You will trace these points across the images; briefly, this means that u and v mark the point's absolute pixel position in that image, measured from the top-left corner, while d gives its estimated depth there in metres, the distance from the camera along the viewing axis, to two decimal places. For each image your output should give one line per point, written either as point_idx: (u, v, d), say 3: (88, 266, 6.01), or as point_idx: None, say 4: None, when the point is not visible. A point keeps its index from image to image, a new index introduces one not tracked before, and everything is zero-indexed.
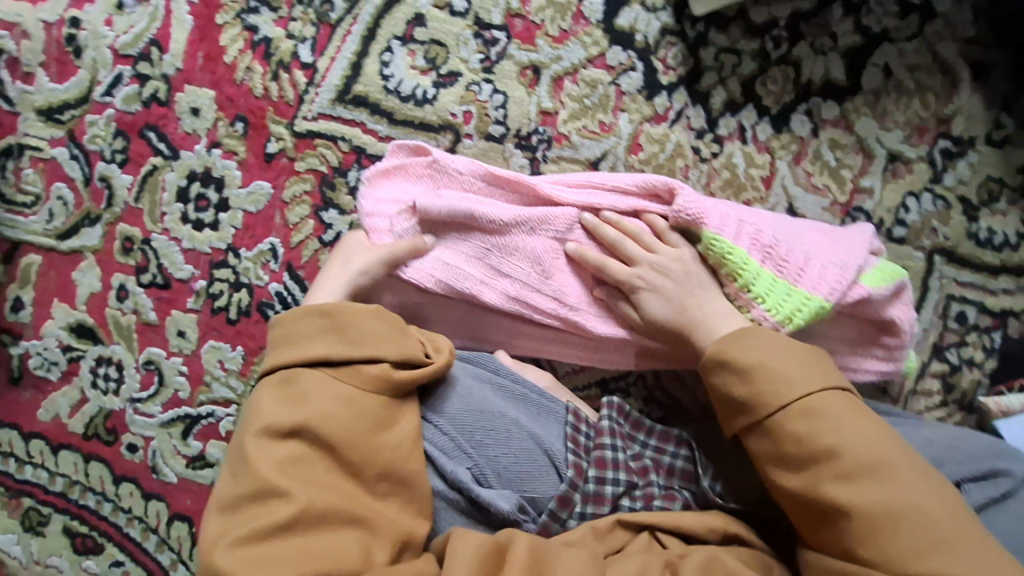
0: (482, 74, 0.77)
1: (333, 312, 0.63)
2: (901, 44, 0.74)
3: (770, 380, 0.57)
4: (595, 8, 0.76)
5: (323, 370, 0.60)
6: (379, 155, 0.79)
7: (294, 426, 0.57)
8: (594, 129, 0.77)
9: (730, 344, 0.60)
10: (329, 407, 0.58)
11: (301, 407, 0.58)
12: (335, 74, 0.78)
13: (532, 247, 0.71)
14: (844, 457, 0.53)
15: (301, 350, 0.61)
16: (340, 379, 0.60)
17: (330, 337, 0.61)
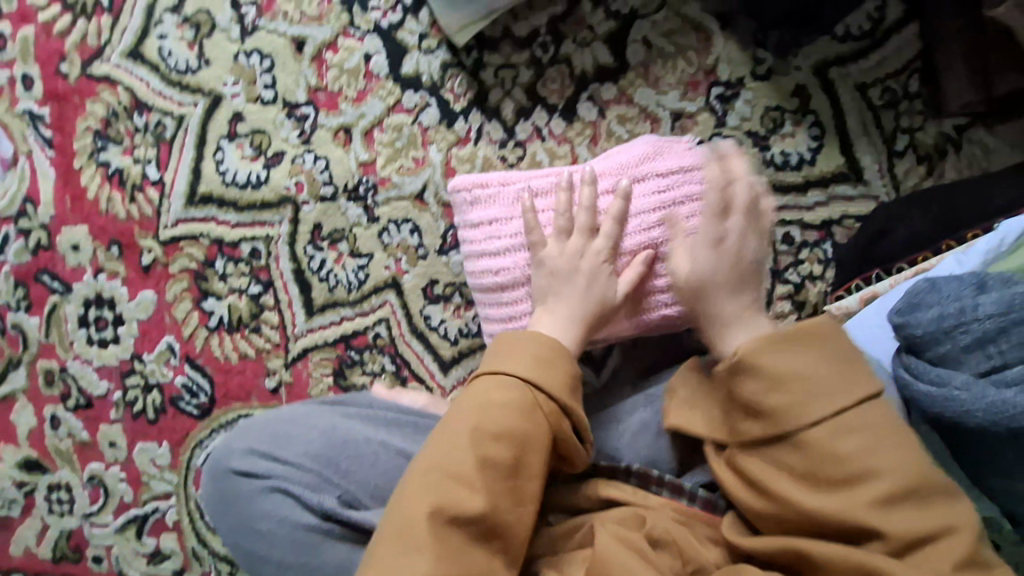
0: (303, 147, 0.87)
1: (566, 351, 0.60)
2: (650, 16, 0.83)
3: (807, 388, 0.52)
4: (381, 64, 0.85)
5: (519, 394, 0.56)
6: (236, 240, 0.88)
7: (471, 456, 0.54)
8: (409, 166, 0.86)
9: (777, 343, 0.54)
10: (511, 429, 0.55)
11: (475, 429, 0.55)
12: (180, 182, 0.88)
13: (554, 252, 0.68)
14: (877, 473, 0.49)
15: (556, 375, 0.58)
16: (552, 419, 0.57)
17: (519, 369, 0.57)
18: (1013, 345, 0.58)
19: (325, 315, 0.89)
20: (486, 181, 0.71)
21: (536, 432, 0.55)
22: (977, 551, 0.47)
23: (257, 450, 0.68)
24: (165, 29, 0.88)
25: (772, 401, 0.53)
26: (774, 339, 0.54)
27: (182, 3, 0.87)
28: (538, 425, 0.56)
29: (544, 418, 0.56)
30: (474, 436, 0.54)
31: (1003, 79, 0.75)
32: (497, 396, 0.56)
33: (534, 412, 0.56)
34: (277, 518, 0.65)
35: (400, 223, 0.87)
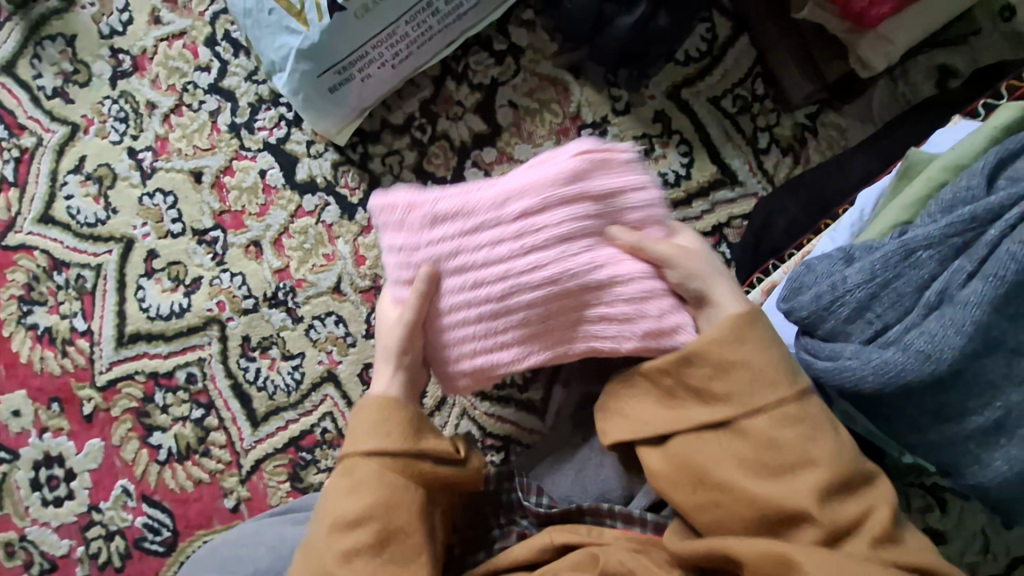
0: (218, 268, 0.90)
1: (393, 408, 0.61)
2: (511, 81, 0.91)
3: (750, 376, 0.56)
4: (276, 176, 0.91)
5: (365, 466, 0.59)
6: (171, 370, 0.91)
7: (336, 542, 0.57)
8: (321, 263, 0.90)
9: (723, 338, 0.58)
10: (362, 504, 0.57)
11: (333, 513, 0.58)
12: (108, 327, 0.91)
13: (468, 288, 0.65)
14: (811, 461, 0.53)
15: (379, 438, 0.60)
16: (397, 472, 0.59)
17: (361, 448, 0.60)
18: (886, 307, 0.62)
19: (270, 422, 0.90)
20: (394, 203, 0.65)
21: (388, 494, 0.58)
22: (900, 533, 0.50)
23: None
24: (71, 188, 0.93)
25: (717, 389, 0.57)
26: (721, 331, 0.58)
27: (83, 163, 0.93)
28: (393, 484, 0.58)
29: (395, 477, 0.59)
30: (334, 525, 0.57)
31: (830, 66, 0.85)
32: (348, 476, 0.59)
33: (384, 475, 0.59)
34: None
35: (324, 318, 0.90)
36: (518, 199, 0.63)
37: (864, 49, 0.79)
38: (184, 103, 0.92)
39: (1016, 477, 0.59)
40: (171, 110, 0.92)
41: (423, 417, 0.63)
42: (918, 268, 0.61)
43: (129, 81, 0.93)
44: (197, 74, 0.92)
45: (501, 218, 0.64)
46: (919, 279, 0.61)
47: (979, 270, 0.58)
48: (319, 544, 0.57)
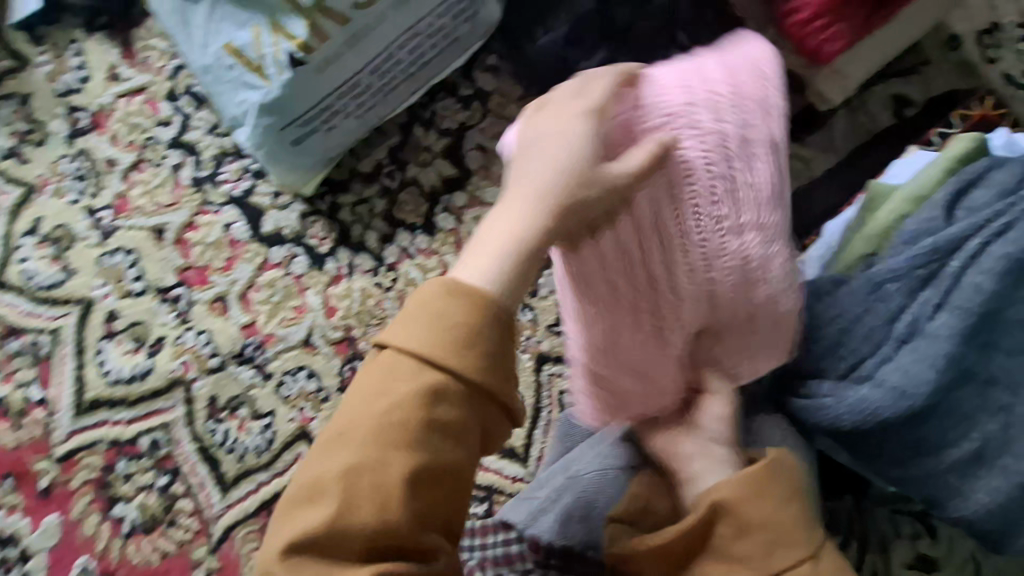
0: (183, 326, 0.87)
1: (489, 305, 0.38)
2: (479, 125, 0.90)
3: (771, 542, 0.44)
4: (242, 230, 0.89)
5: (428, 377, 0.37)
6: (134, 437, 0.86)
7: (375, 469, 0.36)
8: (291, 316, 0.87)
9: (739, 493, 0.45)
10: (426, 446, 0.37)
11: (377, 419, 0.37)
12: (66, 394, 0.87)
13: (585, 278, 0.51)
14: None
15: (467, 342, 0.38)
16: (475, 398, 0.38)
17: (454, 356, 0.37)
18: (857, 342, 0.62)
19: (241, 486, 0.86)
20: (678, 99, 0.48)
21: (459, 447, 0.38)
22: None
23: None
24: (26, 250, 0.89)
25: (737, 554, 0.45)
26: (741, 486, 0.45)
27: (39, 224, 0.89)
28: (473, 410, 0.39)
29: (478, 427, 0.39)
30: (378, 446, 0.36)
31: (791, 100, 0.85)
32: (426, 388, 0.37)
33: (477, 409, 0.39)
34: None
35: (295, 373, 0.87)
36: (751, 139, 0.49)
37: (820, 83, 0.81)
38: (145, 159, 0.90)
39: (1000, 509, 0.59)
40: (131, 167, 0.90)
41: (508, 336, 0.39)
42: (887, 300, 0.62)
43: (87, 139, 0.90)
44: (159, 129, 0.90)
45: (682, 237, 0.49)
46: (889, 311, 0.61)
47: (945, 301, 0.59)
48: (365, 429, 0.36)
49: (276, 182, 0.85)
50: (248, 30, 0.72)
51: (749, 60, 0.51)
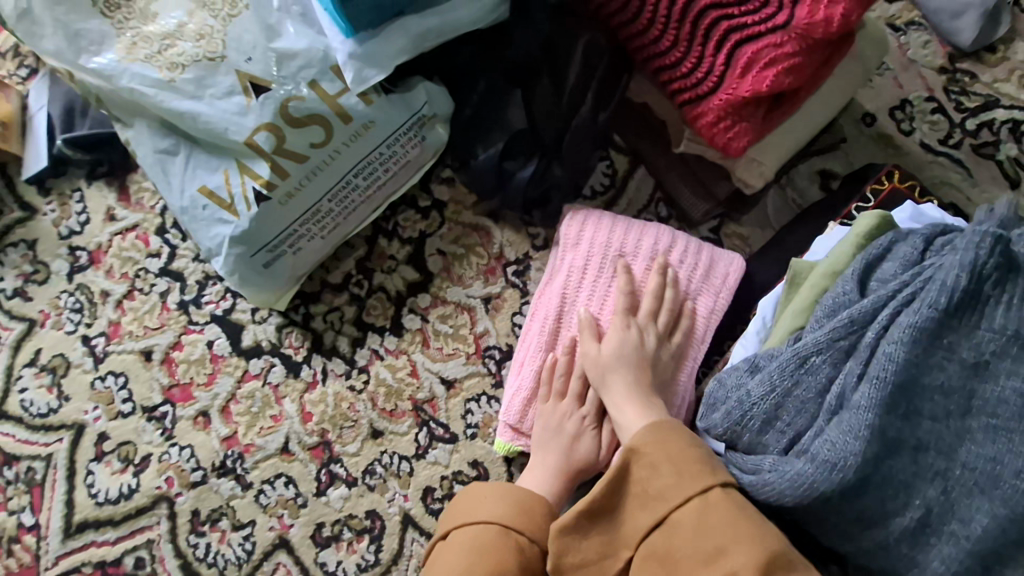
0: (168, 443, 0.92)
1: (507, 491, 0.77)
2: (438, 231, 0.98)
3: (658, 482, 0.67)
4: (224, 345, 0.95)
5: (483, 529, 0.74)
6: (118, 557, 0.89)
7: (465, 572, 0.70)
8: (268, 425, 0.92)
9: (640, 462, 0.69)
10: (507, 552, 0.72)
11: (468, 548, 0.72)
12: (55, 518, 0.91)
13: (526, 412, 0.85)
14: (733, 555, 0.60)
15: (497, 511, 0.75)
16: (511, 531, 0.73)
17: (532, 517, 0.75)
18: (792, 415, 0.64)
19: None
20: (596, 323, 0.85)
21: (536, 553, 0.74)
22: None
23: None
24: (25, 381, 0.96)
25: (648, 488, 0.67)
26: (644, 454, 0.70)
27: (39, 355, 0.97)
28: (505, 545, 0.72)
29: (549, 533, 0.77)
30: (476, 555, 0.71)
31: (718, 186, 0.92)
32: (512, 529, 0.74)
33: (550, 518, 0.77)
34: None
35: (273, 481, 0.90)
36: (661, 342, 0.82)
37: (740, 172, 0.87)
38: (137, 288, 0.98)
39: None
40: (124, 296, 0.98)
41: (525, 504, 0.76)
42: (815, 374, 0.64)
43: (85, 275, 1.00)
44: (150, 260, 0.99)
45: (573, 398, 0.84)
46: (818, 384, 0.64)
47: (865, 371, 0.61)
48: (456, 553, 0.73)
49: (250, 301, 0.92)
50: (219, 174, 0.83)
51: (696, 255, 0.86)
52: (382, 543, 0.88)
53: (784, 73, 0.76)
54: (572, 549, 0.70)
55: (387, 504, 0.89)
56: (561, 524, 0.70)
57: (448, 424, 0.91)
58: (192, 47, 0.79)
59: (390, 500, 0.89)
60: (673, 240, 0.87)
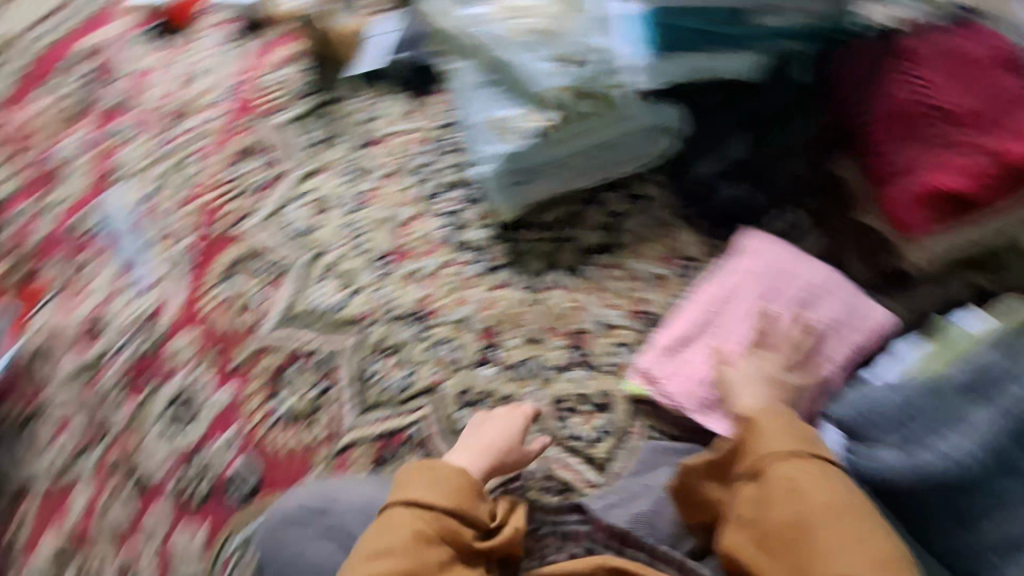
0: (379, 284, 1.17)
1: (426, 471, 0.82)
2: (636, 213, 1.19)
3: (756, 444, 0.78)
4: (445, 234, 1.21)
5: (400, 507, 0.79)
6: (312, 350, 1.13)
7: (379, 534, 0.77)
8: (456, 300, 1.15)
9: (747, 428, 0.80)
10: (412, 522, 0.77)
11: (383, 518, 0.79)
12: (279, 305, 1.17)
13: (657, 368, 1.01)
14: (814, 503, 0.71)
15: (412, 489, 0.80)
16: (422, 505, 0.79)
17: (440, 492, 0.80)
18: (919, 426, 0.76)
19: (373, 413, 1.08)
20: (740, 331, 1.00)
21: (452, 529, 0.79)
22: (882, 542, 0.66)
23: (295, 514, 0.90)
24: (295, 206, 1.27)
25: (750, 445, 0.79)
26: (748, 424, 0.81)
27: (311, 192, 1.28)
28: (411, 517, 0.78)
29: (468, 505, 0.81)
30: (386, 527, 0.78)
31: (882, 257, 1.08)
32: (418, 504, 0.79)
33: (465, 492, 0.81)
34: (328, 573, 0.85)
35: (445, 342, 1.11)
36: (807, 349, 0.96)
37: (910, 250, 1.04)
38: (398, 173, 1.28)
39: None
40: (387, 175, 1.28)
41: (452, 475, 0.82)
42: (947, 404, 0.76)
43: (366, 151, 1.31)
44: (414, 158, 1.29)
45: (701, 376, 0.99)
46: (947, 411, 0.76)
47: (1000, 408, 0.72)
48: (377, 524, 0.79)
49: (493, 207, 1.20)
50: (512, 109, 1.10)
51: (848, 295, 0.99)
52: None
53: (985, 181, 0.94)
54: (695, 489, 0.84)
55: (523, 396, 1.07)
56: (686, 467, 0.85)
57: (594, 355, 1.09)
58: (539, 20, 1.10)
59: (527, 394, 1.07)
60: (832, 277, 1.01)
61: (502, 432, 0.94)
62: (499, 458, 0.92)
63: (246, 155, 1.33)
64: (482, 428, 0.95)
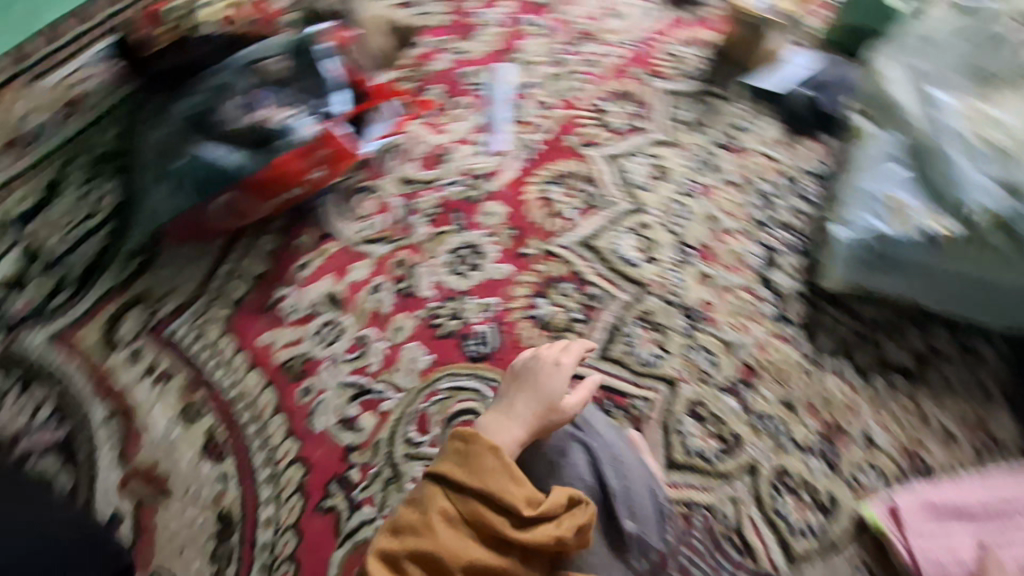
0: (675, 267, 1.19)
1: (468, 438, 0.83)
2: (957, 362, 1.09)
3: None
4: (757, 262, 1.20)
5: (433, 477, 0.82)
6: (591, 281, 1.18)
7: (418, 500, 0.81)
8: (737, 324, 1.13)
9: None
10: (445, 496, 0.80)
11: (421, 485, 0.83)
12: (585, 229, 1.23)
13: (907, 514, 0.94)
14: None
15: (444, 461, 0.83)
16: (454, 477, 0.80)
17: (470, 471, 0.80)
18: None
19: (612, 365, 1.10)
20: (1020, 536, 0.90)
21: (479, 509, 0.78)
22: None
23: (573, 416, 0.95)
24: (638, 160, 1.32)
25: None
26: None
27: (657, 158, 1.33)
28: (444, 492, 0.80)
29: (497, 486, 0.79)
30: (423, 492, 0.81)
31: None
32: (449, 479, 0.81)
33: (497, 475, 0.79)
34: (556, 468, 0.89)
35: (706, 351, 1.11)
36: None
37: None
38: (742, 187, 1.29)
39: None
40: (731, 182, 1.29)
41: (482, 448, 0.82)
42: None
43: (722, 153, 1.34)
44: (762, 183, 1.29)
45: (952, 550, 0.90)
46: None
47: None
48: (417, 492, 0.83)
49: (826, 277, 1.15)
50: (917, 202, 1.05)
51: None
52: (726, 458, 1.02)
53: None
54: None
55: (752, 445, 1.03)
56: None
57: (840, 458, 1.02)
58: (1004, 140, 1.03)
59: (756, 446, 1.03)
60: None
61: (537, 395, 0.91)
62: (542, 419, 0.90)
63: (620, 97, 1.42)
64: (512, 390, 0.93)
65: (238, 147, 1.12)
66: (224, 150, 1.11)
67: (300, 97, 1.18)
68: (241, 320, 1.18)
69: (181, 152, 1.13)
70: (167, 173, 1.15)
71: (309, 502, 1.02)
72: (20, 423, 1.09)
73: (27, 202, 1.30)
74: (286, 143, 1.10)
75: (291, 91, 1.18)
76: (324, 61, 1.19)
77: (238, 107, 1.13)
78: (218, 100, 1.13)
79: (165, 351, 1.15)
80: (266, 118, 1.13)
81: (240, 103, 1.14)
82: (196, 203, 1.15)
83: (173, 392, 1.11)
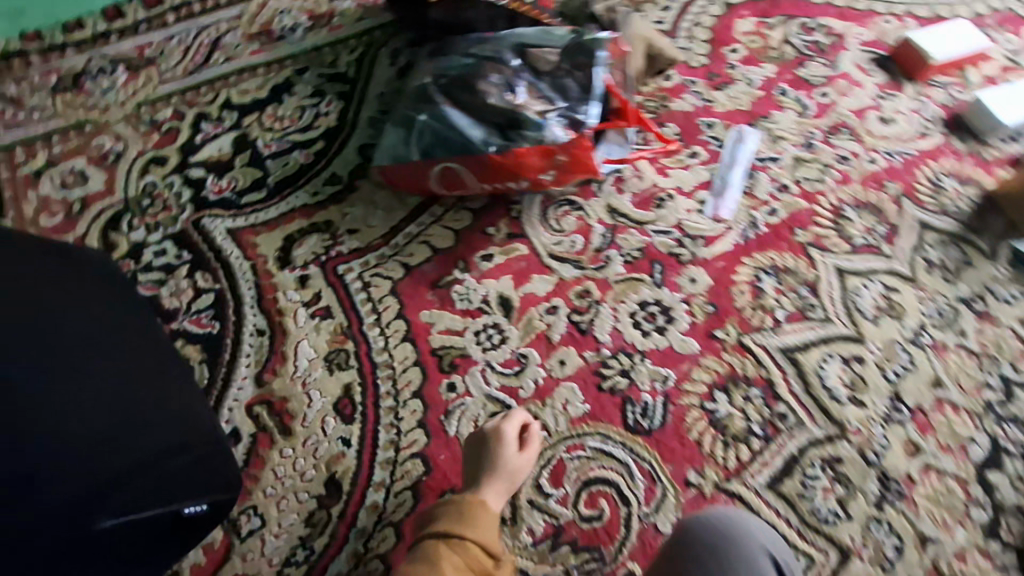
0: (881, 421, 1.04)
1: (462, 499, 0.86)
2: None
3: None
4: (976, 454, 1.02)
5: (437, 537, 0.80)
6: (782, 398, 1.04)
7: (423, 562, 0.77)
8: (935, 516, 0.97)
9: None
10: (453, 554, 0.78)
11: (423, 549, 0.79)
12: (792, 338, 1.10)
13: None
14: None
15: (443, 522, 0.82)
16: (457, 533, 0.81)
17: (470, 525, 0.82)
18: None
19: (778, 499, 0.97)
20: None
21: (482, 560, 0.80)
22: None
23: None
24: (870, 285, 1.17)
25: None
26: None
27: (893, 290, 1.17)
28: (451, 550, 0.79)
29: (491, 536, 0.83)
30: (428, 553, 0.78)
31: None
32: (451, 537, 0.80)
33: (490, 525, 0.84)
34: None
35: (890, 531, 0.96)
36: None
37: None
38: (981, 360, 1.11)
39: None
40: (970, 350, 1.12)
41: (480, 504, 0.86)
42: None
43: (967, 312, 1.16)
44: (1006, 365, 1.11)
45: None
46: None
47: None
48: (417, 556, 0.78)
49: None
50: None
51: None
52: None
53: None
54: None
55: None
56: None
57: None
58: None
59: None
60: None
61: (505, 473, 0.92)
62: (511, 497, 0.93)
63: (868, 207, 1.26)
64: (476, 466, 0.93)
65: (485, 124, 1.07)
66: (471, 122, 1.06)
67: (558, 93, 1.10)
68: (409, 286, 1.13)
69: (426, 108, 1.09)
70: (402, 121, 1.12)
71: (421, 503, 0.95)
72: (182, 301, 1.09)
73: (258, 94, 1.31)
74: (534, 138, 1.04)
75: (550, 84, 1.10)
76: (598, 67, 1.11)
77: (497, 85, 1.08)
78: (481, 72, 1.09)
79: (330, 288, 1.11)
80: (521, 104, 1.07)
81: (500, 81, 1.08)
82: (420, 162, 1.10)
83: (324, 334, 1.07)
